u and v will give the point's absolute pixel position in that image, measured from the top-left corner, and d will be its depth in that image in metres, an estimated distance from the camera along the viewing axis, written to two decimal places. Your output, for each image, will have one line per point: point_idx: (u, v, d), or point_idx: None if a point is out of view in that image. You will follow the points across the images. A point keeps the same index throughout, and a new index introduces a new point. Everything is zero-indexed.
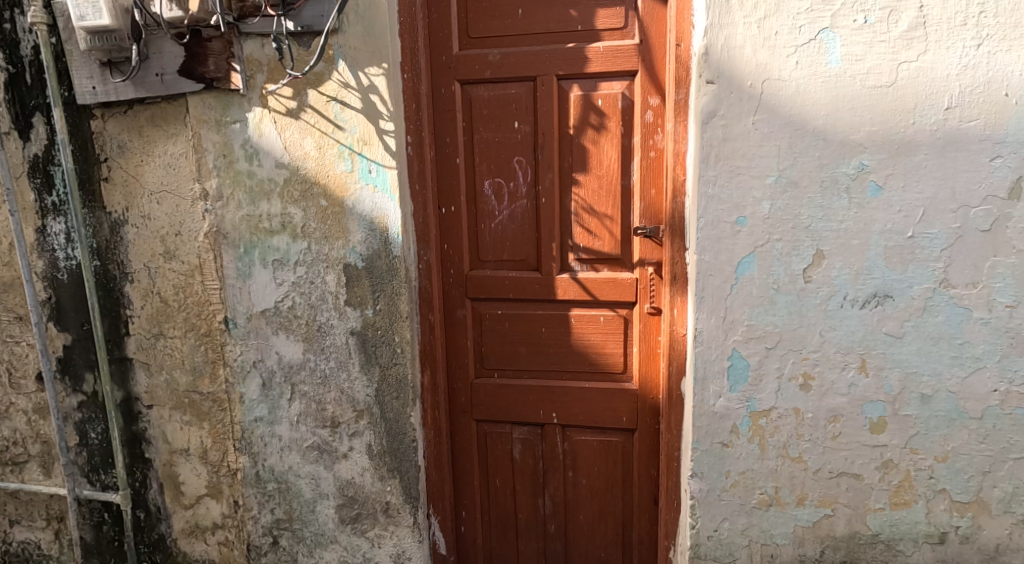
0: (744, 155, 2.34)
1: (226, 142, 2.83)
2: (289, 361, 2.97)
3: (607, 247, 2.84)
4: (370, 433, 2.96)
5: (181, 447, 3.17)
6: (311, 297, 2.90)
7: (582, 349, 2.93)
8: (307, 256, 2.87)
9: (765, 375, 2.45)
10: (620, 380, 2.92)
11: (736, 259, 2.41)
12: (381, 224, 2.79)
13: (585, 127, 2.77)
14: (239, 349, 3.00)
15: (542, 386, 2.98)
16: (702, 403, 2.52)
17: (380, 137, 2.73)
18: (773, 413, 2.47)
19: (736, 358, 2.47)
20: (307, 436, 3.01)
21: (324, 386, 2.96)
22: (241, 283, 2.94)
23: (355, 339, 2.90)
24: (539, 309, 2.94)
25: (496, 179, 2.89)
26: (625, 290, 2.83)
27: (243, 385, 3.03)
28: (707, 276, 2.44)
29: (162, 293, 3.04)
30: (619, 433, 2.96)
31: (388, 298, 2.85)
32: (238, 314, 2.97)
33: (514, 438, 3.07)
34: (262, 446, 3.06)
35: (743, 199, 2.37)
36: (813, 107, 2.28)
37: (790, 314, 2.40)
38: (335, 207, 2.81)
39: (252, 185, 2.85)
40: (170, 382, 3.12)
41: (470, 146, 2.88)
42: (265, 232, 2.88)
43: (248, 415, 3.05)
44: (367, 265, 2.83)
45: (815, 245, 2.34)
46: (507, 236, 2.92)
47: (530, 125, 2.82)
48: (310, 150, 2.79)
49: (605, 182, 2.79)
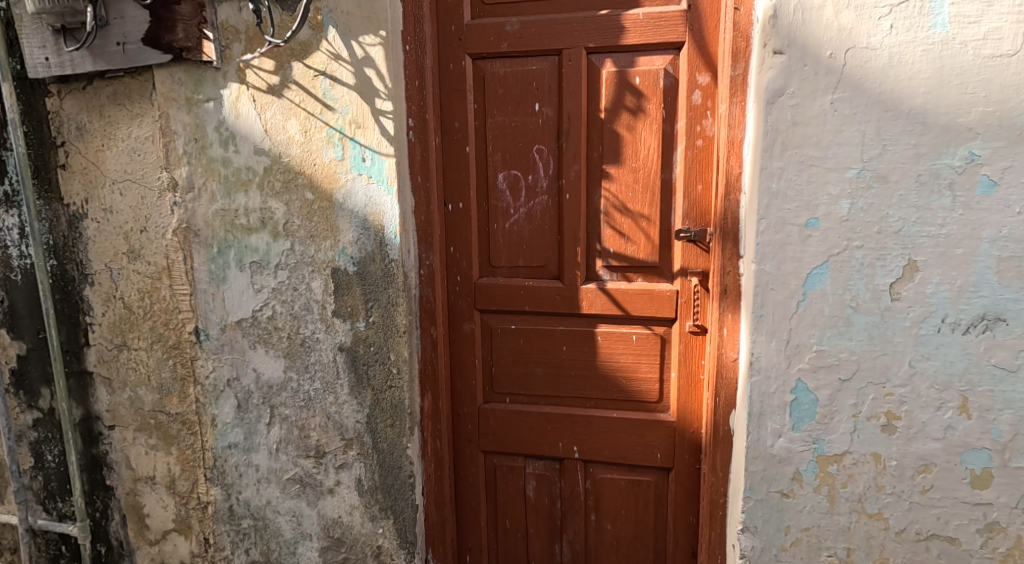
0: (820, 142, 1.91)
1: (197, 123, 2.41)
2: (269, 381, 2.55)
3: (642, 253, 2.40)
4: (360, 466, 2.53)
5: (146, 474, 2.75)
6: (294, 307, 2.48)
7: (610, 372, 2.49)
8: (290, 258, 2.45)
9: (837, 412, 2.02)
10: (654, 409, 2.48)
11: (805, 270, 1.99)
12: (376, 223, 2.37)
13: (619, 111, 2.34)
14: (211, 364, 2.59)
15: (562, 415, 2.54)
16: (758, 443, 2.10)
17: (376, 118, 2.31)
18: (846, 459, 2.04)
19: (801, 391, 2.04)
20: (287, 467, 2.59)
21: (307, 410, 2.54)
22: (214, 288, 2.53)
23: (344, 356, 2.48)
24: (560, 325, 2.51)
25: (512, 172, 2.46)
26: (663, 304, 2.40)
27: (216, 406, 2.62)
28: (768, 291, 2.02)
29: (126, 298, 2.63)
30: (651, 472, 2.52)
31: (382, 308, 2.43)
32: (211, 324, 2.56)
33: (527, 474, 2.63)
34: (236, 477, 2.64)
35: (816, 198, 1.94)
36: (910, 83, 1.84)
37: (871, 338, 1.97)
38: (322, 201, 2.39)
39: (226, 174, 2.43)
40: (135, 400, 2.70)
41: (483, 132, 2.46)
42: (241, 230, 2.46)
43: (221, 442, 2.64)
44: (359, 270, 2.41)
45: (907, 255, 1.91)
46: (523, 239, 2.49)
47: (553, 108, 2.39)
48: (294, 134, 2.37)
49: (642, 177, 2.36)
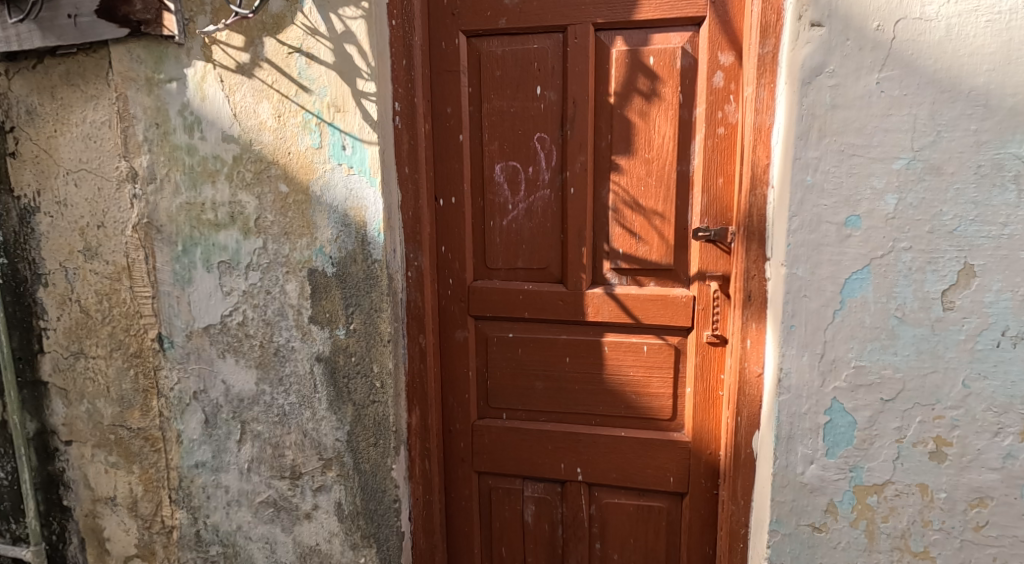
0: (863, 128, 1.68)
1: (159, 106, 2.16)
2: (239, 394, 2.30)
3: (655, 255, 2.16)
4: (340, 489, 2.28)
5: (106, 494, 2.48)
6: (267, 312, 2.23)
7: (618, 387, 2.24)
8: (262, 258, 2.20)
9: (878, 437, 1.77)
10: (666, 428, 2.24)
11: (843, 275, 1.74)
12: (357, 219, 2.12)
13: (631, 95, 2.10)
14: (176, 375, 2.34)
15: (565, 433, 2.30)
16: (787, 470, 1.85)
17: (358, 101, 2.06)
18: (887, 490, 1.79)
19: (836, 412, 1.79)
20: (260, 489, 2.34)
21: (281, 427, 2.29)
22: (179, 291, 2.28)
23: (322, 367, 2.23)
24: (562, 334, 2.27)
25: (510, 163, 2.21)
26: (677, 311, 2.15)
27: (181, 421, 2.36)
28: (800, 298, 1.78)
29: (82, 301, 2.36)
30: (663, 497, 2.27)
31: (365, 314, 2.18)
32: (175, 331, 2.31)
33: (526, 498, 2.38)
34: (203, 499, 2.39)
35: (857, 192, 1.71)
36: (970, 60, 1.61)
37: (919, 354, 1.72)
38: (298, 194, 2.14)
39: (191, 164, 2.18)
40: (92, 413, 2.43)
41: (479, 119, 2.21)
42: (208, 226, 2.21)
43: (187, 461, 2.38)
44: (338, 272, 2.16)
45: (962, 258, 1.67)
46: (523, 238, 2.25)
47: (557, 92, 2.14)
48: (267, 119, 2.12)
49: (656, 169, 2.11)
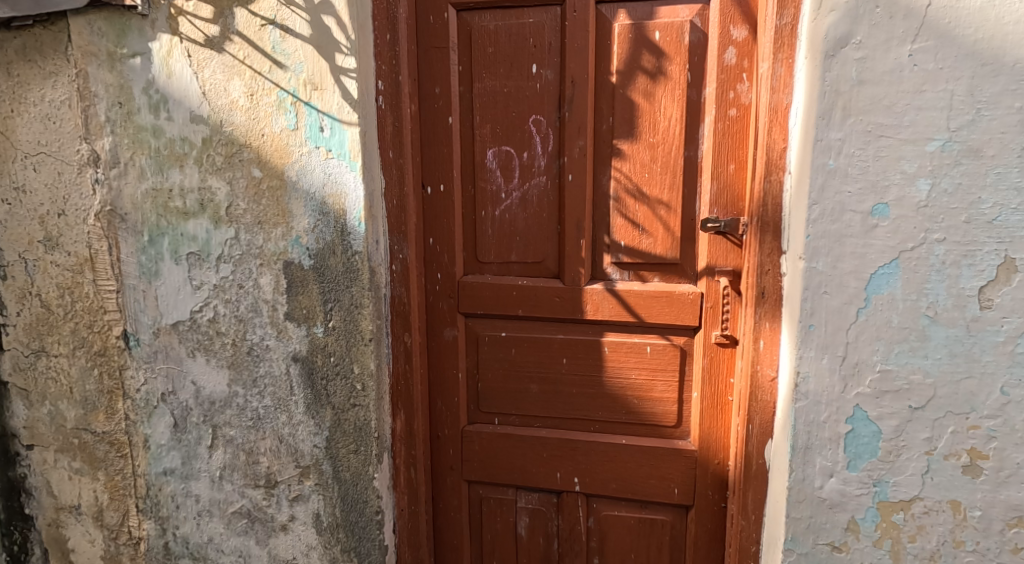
0: (892, 106, 1.52)
1: (122, 84, 2.00)
2: (210, 396, 2.13)
3: (660, 248, 1.99)
4: (319, 499, 2.11)
5: (70, 503, 2.26)
6: (239, 308, 2.06)
7: (619, 391, 2.08)
8: (234, 249, 2.03)
9: (906, 449, 1.60)
10: (670, 436, 2.07)
11: (868, 269, 1.58)
12: (336, 207, 1.96)
13: (635, 74, 1.93)
14: (142, 376, 2.15)
15: (561, 440, 2.13)
16: (804, 484, 1.68)
17: (337, 78, 1.89)
18: (915, 507, 1.62)
19: (859, 421, 1.63)
20: (232, 499, 2.16)
21: (255, 432, 2.12)
22: (145, 285, 2.10)
23: (298, 368, 2.06)
24: (559, 334, 2.10)
25: (503, 148, 2.04)
26: (683, 309, 1.99)
27: (148, 425, 2.18)
28: (821, 295, 1.61)
29: (43, 295, 2.15)
30: (667, 509, 2.11)
31: (345, 311, 2.01)
32: (141, 328, 2.12)
33: (519, 509, 2.22)
34: (172, 509, 2.21)
35: (885, 177, 1.54)
36: (1015, 29, 1.45)
37: (953, 357, 1.56)
38: (272, 179, 1.97)
39: (158, 146, 2.01)
40: (55, 416, 2.22)
41: (469, 100, 2.05)
42: (176, 214, 2.04)
43: (155, 468, 2.19)
44: (316, 264, 2.00)
45: (1002, 251, 1.51)
46: (517, 229, 2.08)
47: (555, 71, 1.98)
48: (238, 97, 1.95)
49: (661, 154, 1.95)
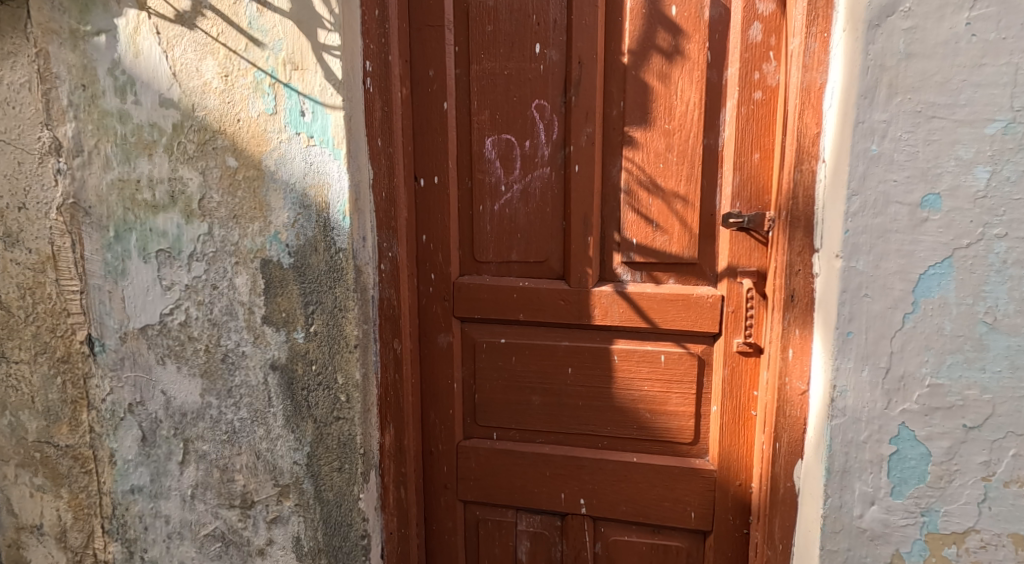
0: (946, 83, 1.33)
1: (86, 64, 1.80)
2: (181, 407, 1.94)
3: (676, 246, 1.81)
4: (298, 521, 1.92)
5: (31, 522, 2.04)
6: (213, 311, 1.87)
7: (629, 404, 1.89)
8: (207, 246, 1.84)
9: (959, 474, 1.42)
10: (686, 454, 1.88)
11: (916, 270, 1.39)
12: (318, 200, 1.77)
13: (649, 54, 1.75)
14: (108, 385, 1.95)
15: (566, 458, 1.94)
16: (841, 512, 1.49)
17: (319, 56, 1.71)
18: (970, 540, 1.43)
19: (904, 441, 1.44)
20: (204, 520, 1.97)
21: (229, 447, 1.93)
22: (111, 285, 1.90)
23: (277, 377, 1.87)
24: (563, 340, 1.91)
25: (503, 137, 1.86)
26: (701, 314, 1.80)
27: (114, 439, 1.97)
28: (861, 298, 1.42)
29: (3, 297, 1.94)
30: (682, 535, 1.91)
31: (328, 314, 1.83)
32: (107, 332, 1.93)
33: (519, 532, 2.03)
34: (140, 531, 2.01)
35: (938, 164, 1.35)
36: None
37: (1014, 370, 1.37)
38: (248, 169, 1.79)
39: (124, 133, 1.82)
40: (16, 428, 1.99)
41: (466, 84, 1.87)
42: (145, 208, 1.85)
43: (122, 485, 1.99)
44: (296, 263, 1.81)
45: None
46: (518, 226, 1.90)
47: (561, 51, 1.80)
48: (212, 79, 1.77)
49: (677, 143, 1.76)
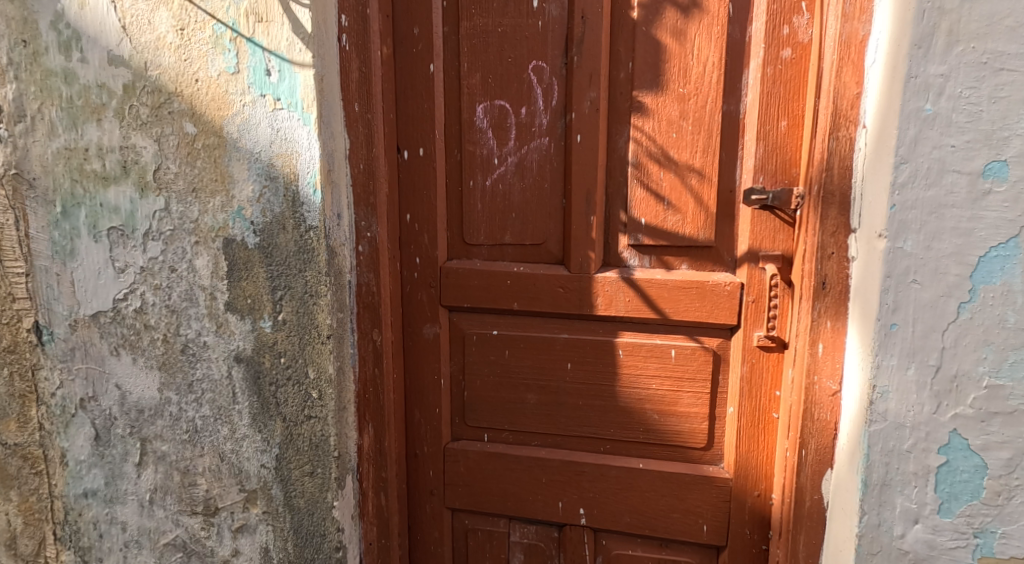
0: (1018, 28, 1.13)
1: (26, 17, 1.59)
2: (137, 404, 1.73)
3: (690, 226, 1.60)
4: (267, 530, 1.73)
5: None
6: (171, 296, 1.67)
7: (635, 405, 1.69)
8: (165, 223, 1.64)
9: (1021, 490, 1.22)
10: (698, 461, 1.68)
11: (975, 252, 1.19)
12: (286, 170, 1.58)
13: (662, 7, 1.54)
14: (58, 378, 1.73)
15: (564, 463, 1.74)
16: (879, 531, 1.29)
17: (286, 6, 1.52)
18: None
19: (956, 451, 1.24)
20: (164, 529, 1.77)
21: (191, 448, 1.73)
22: (59, 267, 1.68)
23: (242, 371, 1.67)
24: (563, 332, 1.71)
25: (496, 103, 1.66)
26: (718, 304, 1.60)
27: (65, 438, 1.76)
28: (909, 285, 1.23)
29: None
30: (692, 550, 1.72)
31: (298, 300, 1.63)
32: (56, 320, 1.71)
33: (512, 544, 1.83)
34: (94, 539, 1.79)
35: (1004, 126, 1.16)
36: None
37: None
38: (207, 136, 1.59)
39: (70, 95, 1.61)
40: None
41: (455, 44, 1.67)
42: (94, 180, 1.64)
43: (74, 489, 1.77)
44: (262, 242, 1.61)
45: None
46: (512, 205, 1.69)
47: (561, 4, 1.59)
48: (166, 33, 1.57)
49: (693, 109, 1.56)
